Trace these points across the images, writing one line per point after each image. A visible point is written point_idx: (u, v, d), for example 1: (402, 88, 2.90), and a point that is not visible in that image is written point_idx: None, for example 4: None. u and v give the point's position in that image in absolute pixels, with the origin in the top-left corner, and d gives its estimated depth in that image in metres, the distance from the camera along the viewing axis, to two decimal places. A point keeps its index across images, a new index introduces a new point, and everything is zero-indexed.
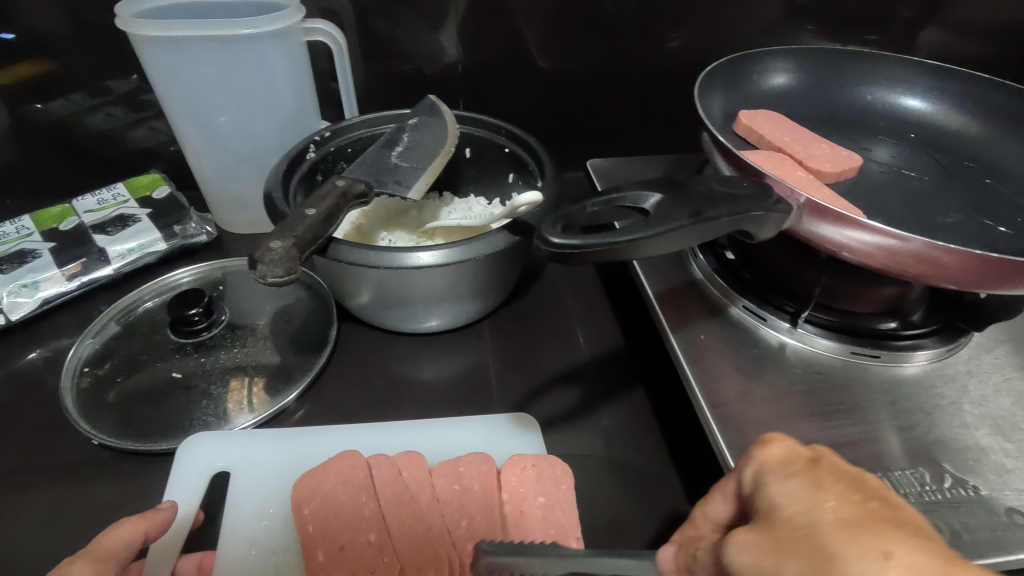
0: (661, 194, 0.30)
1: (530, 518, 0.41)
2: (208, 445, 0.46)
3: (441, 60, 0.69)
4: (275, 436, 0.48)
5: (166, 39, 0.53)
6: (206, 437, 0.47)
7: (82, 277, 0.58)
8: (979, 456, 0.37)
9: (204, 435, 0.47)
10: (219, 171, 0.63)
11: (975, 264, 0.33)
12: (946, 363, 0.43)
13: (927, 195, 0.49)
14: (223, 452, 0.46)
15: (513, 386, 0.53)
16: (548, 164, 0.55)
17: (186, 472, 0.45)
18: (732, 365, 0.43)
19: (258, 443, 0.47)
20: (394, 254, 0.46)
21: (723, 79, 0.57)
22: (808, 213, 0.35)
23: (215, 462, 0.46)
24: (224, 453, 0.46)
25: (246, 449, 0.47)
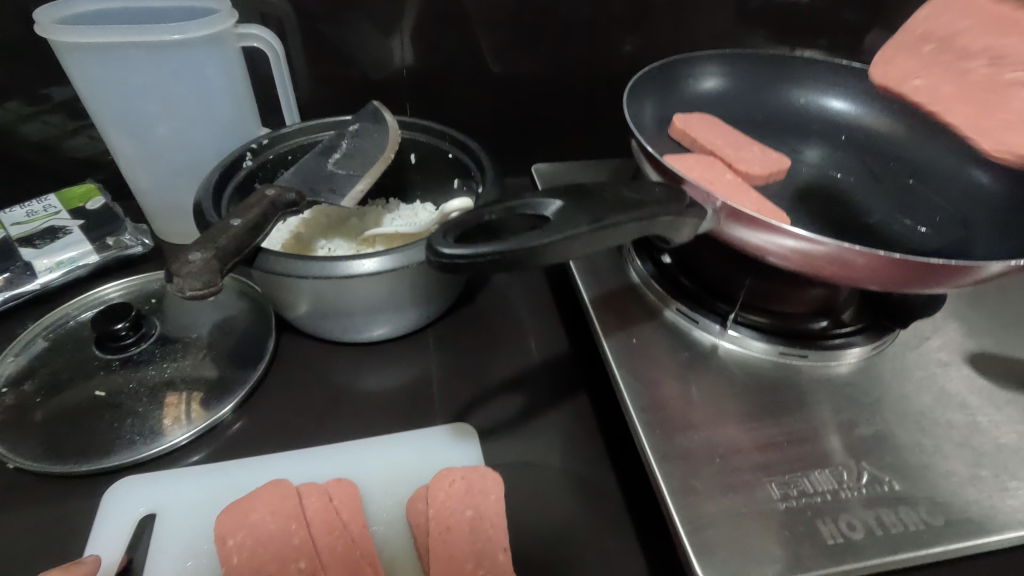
0: (560, 201, 0.30)
1: (459, 532, 0.40)
2: (135, 489, 0.44)
3: (387, 66, 0.69)
4: (202, 471, 0.46)
5: (89, 46, 0.51)
6: (133, 481, 0.45)
7: (7, 291, 0.56)
8: (898, 453, 0.38)
9: (134, 480, 0.45)
10: (154, 180, 0.61)
11: (886, 266, 0.34)
12: (872, 361, 0.44)
13: (854, 197, 0.50)
14: (150, 491, 0.44)
15: (455, 395, 0.52)
16: (488, 170, 0.54)
17: (111, 519, 0.43)
18: (664, 369, 0.43)
19: (186, 478, 0.45)
20: (323, 264, 0.45)
21: (658, 85, 0.57)
22: (725, 217, 0.36)
23: (140, 506, 0.44)
24: (149, 494, 0.44)
25: (172, 483, 0.45)
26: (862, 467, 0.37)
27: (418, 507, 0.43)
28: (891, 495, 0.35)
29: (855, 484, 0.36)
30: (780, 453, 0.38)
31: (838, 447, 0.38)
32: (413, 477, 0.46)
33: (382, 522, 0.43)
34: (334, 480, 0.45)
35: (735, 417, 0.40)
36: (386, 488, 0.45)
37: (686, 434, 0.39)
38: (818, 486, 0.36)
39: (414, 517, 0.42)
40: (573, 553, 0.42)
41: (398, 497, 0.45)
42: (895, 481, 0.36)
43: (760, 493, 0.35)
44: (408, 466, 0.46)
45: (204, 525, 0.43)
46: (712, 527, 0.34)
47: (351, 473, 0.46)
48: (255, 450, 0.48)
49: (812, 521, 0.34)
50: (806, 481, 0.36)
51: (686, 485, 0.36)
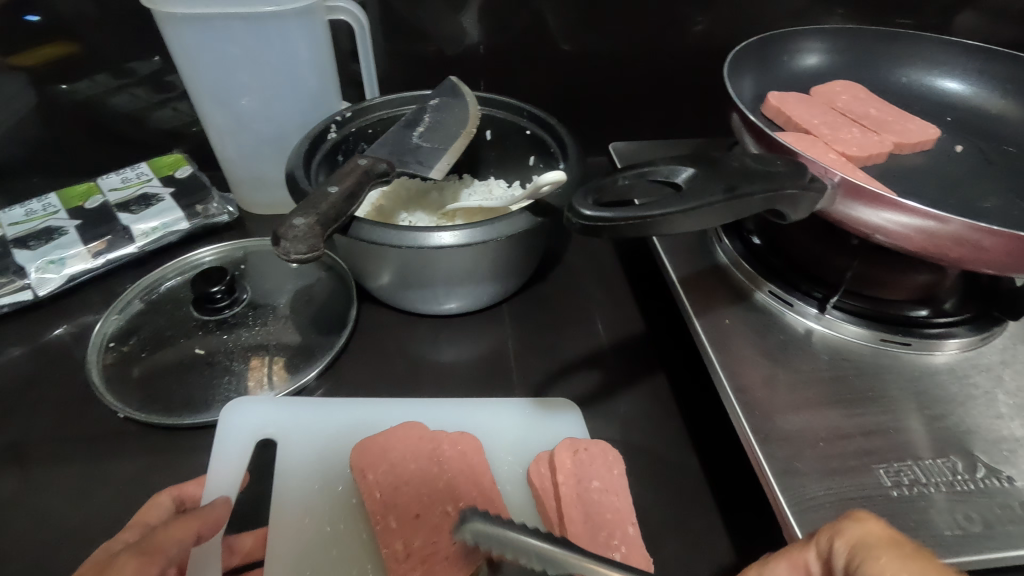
0: (693, 168, 0.29)
1: (589, 500, 0.40)
2: (251, 411, 0.47)
3: (462, 42, 0.69)
4: (314, 403, 0.48)
5: (190, 18, 0.53)
6: (247, 403, 0.47)
7: (107, 254, 0.59)
8: (1015, 447, 0.36)
9: (248, 401, 0.47)
10: (241, 151, 0.63)
11: (1018, 248, 0.32)
12: (978, 352, 0.42)
13: (964, 179, 0.47)
14: (269, 415, 0.47)
15: (534, 369, 0.53)
16: (572, 146, 0.54)
17: (232, 435, 0.45)
18: (757, 350, 0.42)
19: (298, 407, 0.48)
20: (415, 234, 0.45)
21: (757, 60, 0.56)
22: (841, 194, 0.34)
23: (257, 430, 0.46)
24: (273, 418, 0.47)
25: (294, 413, 0.48)
26: (975, 459, 0.35)
27: (542, 471, 0.43)
28: (1009, 489, 0.34)
29: (969, 476, 0.34)
30: (883, 441, 0.36)
31: (945, 437, 0.36)
32: (527, 444, 0.46)
33: (505, 480, 0.44)
34: (460, 433, 0.46)
35: (833, 403, 0.39)
36: (508, 449, 0.46)
37: (787, 417, 0.38)
38: (929, 476, 0.34)
39: (539, 482, 0.42)
40: (659, 531, 0.41)
41: (521, 459, 0.45)
42: (1012, 474, 0.34)
43: (867, 479, 0.34)
44: (516, 431, 0.47)
45: (315, 469, 0.45)
46: (820, 510, 0.33)
47: (472, 428, 0.47)
48: None
49: (924, 511, 0.33)
50: (917, 469, 0.35)
51: (788, 467, 0.35)
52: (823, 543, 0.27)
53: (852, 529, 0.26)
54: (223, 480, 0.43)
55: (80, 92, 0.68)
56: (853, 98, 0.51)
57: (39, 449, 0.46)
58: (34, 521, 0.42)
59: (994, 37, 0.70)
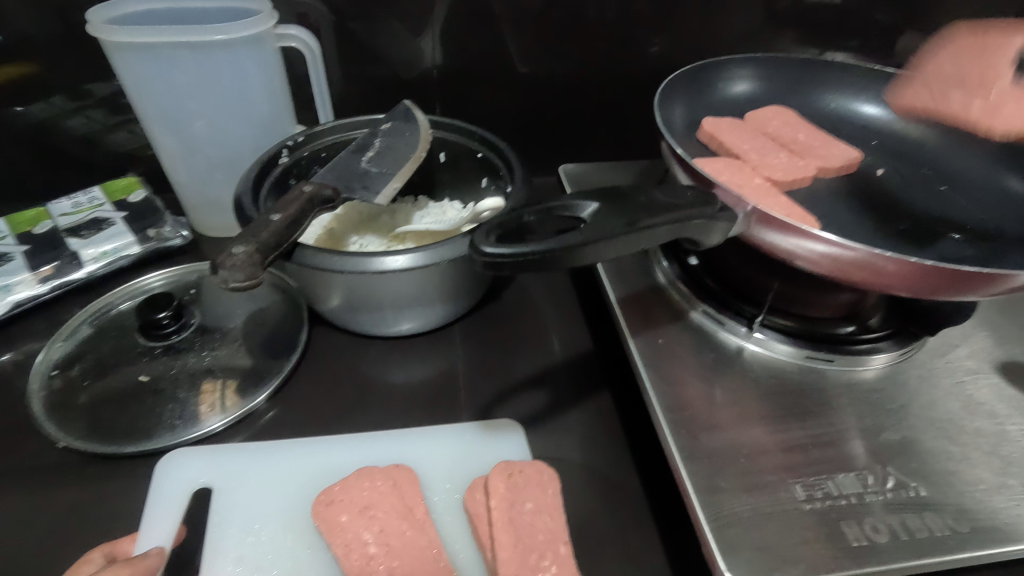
0: (597, 204, 0.31)
1: (521, 522, 0.40)
2: (188, 462, 0.46)
3: (418, 65, 0.70)
4: (259, 450, 0.48)
5: (139, 45, 0.54)
6: (184, 454, 0.47)
7: (55, 280, 0.58)
8: (925, 459, 0.38)
9: (186, 453, 0.47)
10: (194, 175, 0.64)
11: (916, 272, 0.34)
12: (899, 367, 0.44)
13: (885, 202, 0.49)
14: (206, 465, 0.46)
15: (482, 390, 0.53)
16: (519, 170, 0.55)
17: (166, 491, 0.44)
18: (691, 369, 0.43)
19: (226, 455, 0.47)
20: (358, 260, 0.46)
21: (688, 89, 0.59)
22: (754, 222, 0.36)
23: (194, 479, 0.45)
24: (210, 467, 0.46)
25: (231, 462, 0.47)
26: (888, 472, 0.37)
27: (477, 498, 0.43)
28: (917, 500, 0.35)
29: (880, 488, 0.36)
30: (804, 457, 0.38)
31: (861, 450, 0.38)
32: (464, 470, 0.46)
33: (440, 509, 0.44)
34: (393, 465, 0.46)
35: (760, 419, 0.40)
36: (445, 476, 0.46)
37: (711, 434, 0.39)
38: (843, 489, 0.36)
39: (473, 507, 0.43)
40: (597, 548, 0.42)
41: (459, 486, 0.46)
42: (921, 486, 0.36)
43: (783, 494, 0.35)
44: (454, 456, 0.47)
45: (257, 501, 0.45)
46: (736, 526, 0.34)
47: (411, 461, 0.47)
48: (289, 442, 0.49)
49: (837, 523, 0.34)
50: (832, 483, 0.36)
51: (710, 484, 0.36)
52: None
53: None
54: (158, 532, 0.43)
55: (34, 115, 0.67)
56: (784, 123, 0.53)
57: None
58: None
59: None
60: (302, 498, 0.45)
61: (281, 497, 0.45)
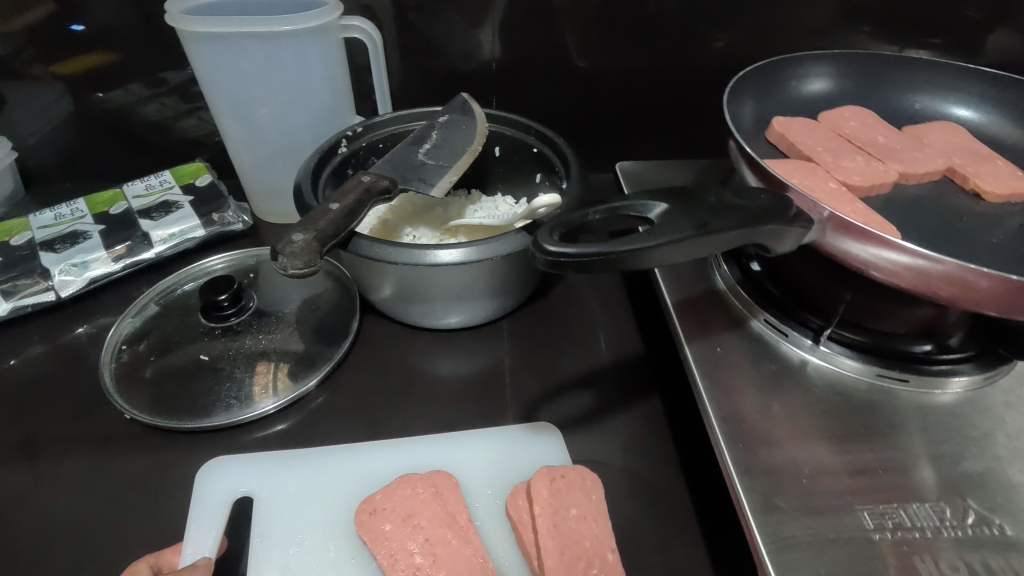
0: (665, 204, 0.29)
1: (566, 529, 0.39)
2: (231, 470, 0.46)
3: (477, 58, 0.70)
4: (299, 457, 0.47)
5: (212, 35, 0.56)
6: (224, 463, 0.46)
7: (127, 259, 0.61)
8: (1011, 494, 0.35)
9: (224, 461, 0.47)
10: (257, 162, 0.66)
11: (1011, 291, 0.31)
12: (982, 392, 0.40)
13: (973, 211, 0.46)
14: (244, 473, 0.46)
15: (528, 388, 0.53)
16: (575, 166, 0.54)
17: (208, 495, 0.44)
18: (750, 380, 0.41)
19: (267, 465, 0.47)
20: (411, 251, 0.46)
21: (760, 85, 0.56)
22: (830, 228, 0.34)
23: (234, 489, 0.45)
24: (244, 477, 0.46)
25: (270, 470, 0.47)
26: (967, 505, 0.34)
27: (520, 503, 0.42)
28: (1000, 538, 0.33)
29: (958, 522, 0.33)
30: (872, 482, 0.35)
31: (936, 479, 0.35)
32: (504, 476, 0.46)
33: (482, 517, 0.43)
34: (433, 471, 0.45)
35: (823, 438, 0.38)
36: (486, 482, 0.45)
37: (770, 450, 0.37)
38: (916, 521, 0.33)
39: (516, 514, 0.42)
40: (641, 558, 0.41)
41: (499, 492, 0.45)
42: (1005, 524, 0.33)
43: (848, 520, 0.33)
44: (495, 461, 0.46)
45: (303, 491, 0.45)
46: (797, 550, 0.32)
47: (450, 467, 0.46)
48: (337, 429, 0.50)
49: (907, 557, 0.32)
50: (903, 514, 0.34)
51: (768, 503, 0.34)
52: None
53: None
54: (203, 541, 0.42)
55: (114, 101, 0.71)
56: (861, 124, 0.50)
57: (50, 446, 0.48)
58: (41, 518, 0.44)
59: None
60: (346, 500, 0.45)
61: (327, 486, 0.45)
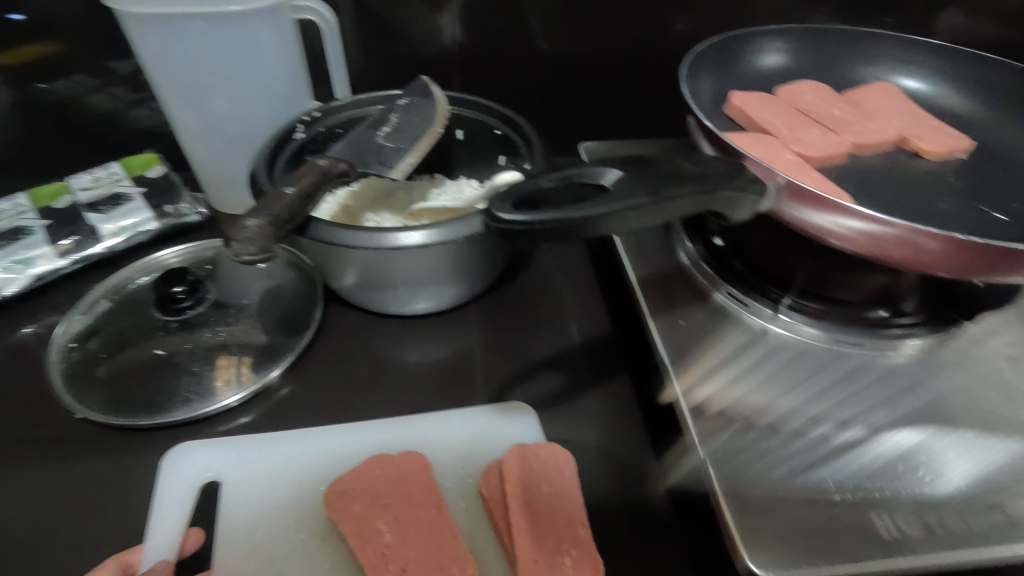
0: (620, 170, 0.29)
1: (538, 506, 0.39)
2: (194, 455, 0.45)
3: (438, 41, 0.68)
4: (266, 441, 0.46)
5: (156, 18, 0.53)
6: (197, 445, 0.46)
7: (74, 254, 0.59)
8: (962, 450, 0.36)
9: (187, 448, 0.45)
10: (211, 152, 0.63)
11: (961, 250, 0.32)
12: (934, 355, 0.42)
13: (926, 180, 0.47)
14: (214, 457, 0.45)
15: (497, 371, 0.52)
16: (537, 146, 0.53)
17: (175, 488, 0.43)
18: (713, 352, 0.42)
19: (233, 455, 0.45)
20: (372, 235, 0.45)
21: (718, 60, 0.57)
22: (786, 196, 0.34)
23: (203, 472, 0.44)
24: (215, 462, 0.45)
25: (241, 454, 0.46)
26: (922, 462, 0.35)
27: (492, 482, 0.42)
28: (953, 493, 0.34)
29: (914, 479, 0.34)
30: (831, 445, 0.36)
31: (890, 439, 0.36)
32: (474, 457, 0.45)
33: (451, 495, 0.43)
34: (405, 452, 0.45)
35: (785, 405, 0.38)
36: (456, 462, 0.45)
37: (734, 419, 0.37)
38: (874, 479, 0.34)
39: (488, 492, 0.42)
40: (612, 532, 0.41)
41: (471, 471, 0.45)
42: (957, 479, 0.34)
43: (810, 483, 0.34)
44: (464, 443, 0.46)
45: (270, 488, 0.44)
46: (761, 514, 0.32)
47: (421, 445, 0.46)
48: (302, 421, 0.49)
49: (866, 514, 0.32)
50: (862, 473, 0.34)
51: (733, 470, 0.35)
52: None
53: None
54: (164, 535, 0.41)
55: (55, 92, 0.67)
56: (818, 98, 0.51)
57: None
58: None
59: (972, 37, 0.69)
60: (314, 485, 0.44)
61: (294, 480, 0.44)
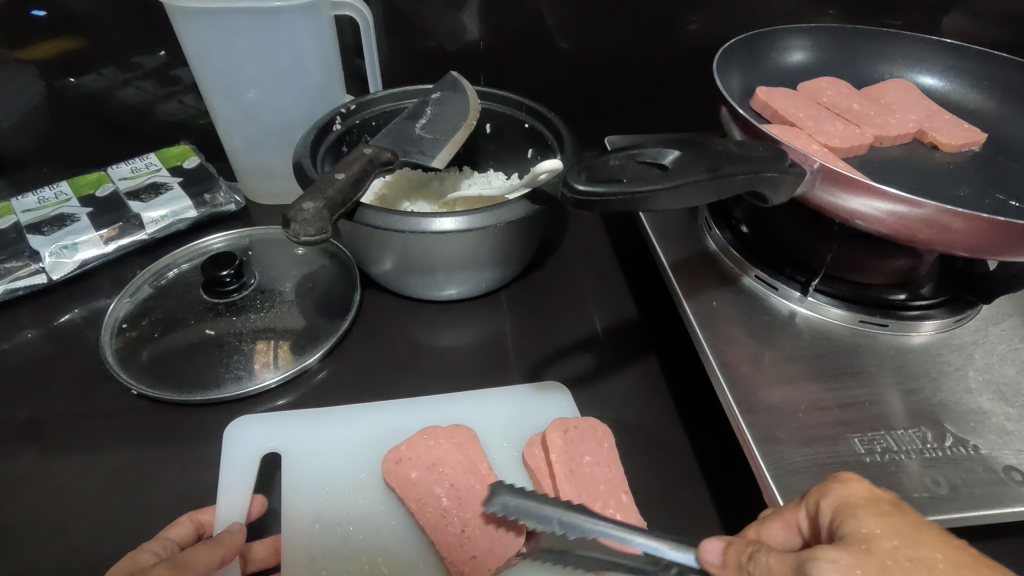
0: (679, 150, 0.31)
1: (581, 474, 0.41)
2: (252, 428, 0.47)
3: (463, 38, 0.71)
4: (316, 416, 0.48)
5: (201, 12, 0.55)
6: (251, 421, 0.47)
7: (118, 240, 0.61)
8: (982, 419, 0.38)
9: (248, 421, 0.47)
10: (247, 142, 0.65)
11: (983, 229, 0.34)
12: (952, 333, 0.44)
13: (940, 169, 0.49)
14: (269, 430, 0.47)
15: (530, 352, 0.54)
16: (569, 138, 0.56)
17: (235, 458, 0.45)
18: (744, 330, 0.44)
19: (287, 426, 0.47)
20: (417, 219, 0.47)
21: (742, 56, 0.59)
22: (820, 179, 0.37)
23: (261, 445, 0.46)
24: (270, 435, 0.47)
25: (294, 428, 0.47)
26: (945, 429, 0.37)
27: (536, 452, 0.44)
28: (975, 456, 0.36)
29: (938, 444, 0.36)
30: (859, 413, 0.38)
31: (916, 409, 0.39)
32: (517, 430, 0.47)
33: (501, 466, 0.45)
34: (453, 425, 0.47)
35: (814, 378, 0.41)
36: (501, 435, 0.47)
37: (769, 391, 0.40)
38: (902, 444, 0.36)
39: (533, 462, 0.44)
40: (648, 500, 0.43)
41: (514, 444, 0.46)
42: (979, 444, 0.37)
43: (842, 447, 0.36)
44: (508, 418, 0.48)
45: (323, 460, 0.46)
46: (797, 474, 0.35)
47: (467, 421, 0.48)
48: (346, 397, 0.51)
49: (895, 475, 0.35)
50: (890, 438, 0.37)
51: (769, 436, 0.37)
52: (812, 503, 0.28)
53: (838, 489, 0.28)
54: (234, 499, 0.43)
55: (88, 85, 0.69)
56: (838, 93, 0.53)
57: (57, 425, 0.48)
58: (51, 495, 0.44)
59: (976, 38, 0.72)
60: (366, 457, 0.46)
61: (344, 451, 0.46)
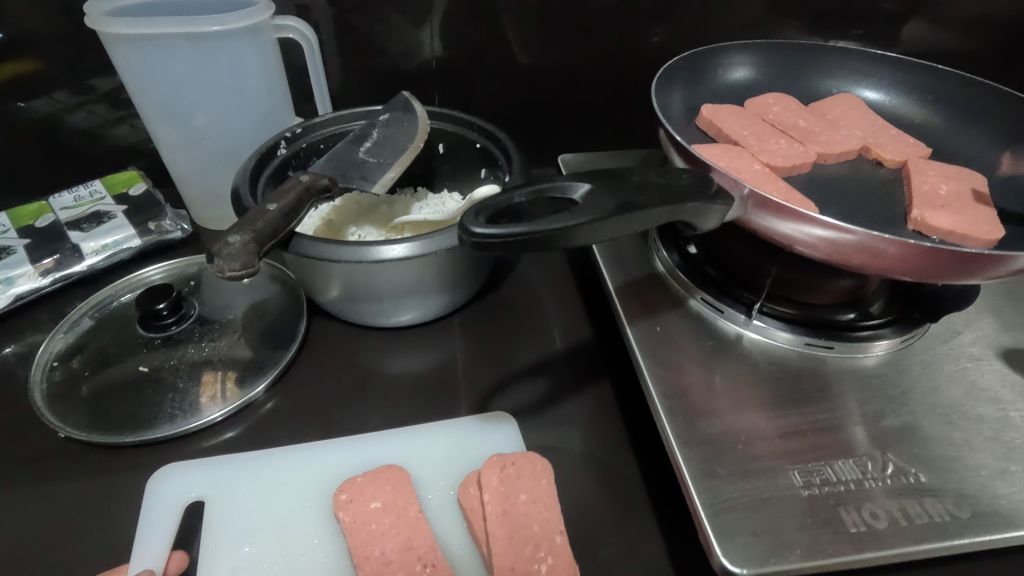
0: (588, 184, 0.31)
1: (515, 514, 0.40)
2: (181, 473, 0.46)
3: (419, 56, 0.70)
4: (254, 456, 0.47)
5: (137, 38, 0.54)
6: (180, 465, 0.46)
7: (56, 272, 0.59)
8: (926, 445, 0.37)
9: (174, 468, 0.46)
10: (194, 167, 0.64)
11: (914, 253, 0.34)
12: (901, 354, 0.43)
13: (887, 187, 0.49)
14: (197, 475, 0.46)
15: (480, 379, 0.53)
16: (516, 159, 0.54)
17: (160, 506, 0.43)
18: (689, 357, 0.43)
19: (221, 468, 0.46)
20: (355, 248, 0.46)
21: (686, 75, 0.59)
22: (752, 205, 0.36)
23: (187, 493, 0.45)
24: (201, 478, 0.45)
25: (226, 469, 0.46)
26: (888, 458, 0.36)
27: (471, 492, 0.43)
28: (916, 486, 0.35)
29: (879, 474, 0.36)
30: (802, 443, 0.37)
31: (859, 436, 0.38)
32: (456, 466, 0.46)
33: (434, 507, 0.44)
34: (385, 465, 0.45)
35: (759, 406, 0.40)
36: (439, 472, 0.46)
37: (709, 421, 0.39)
38: (842, 476, 0.35)
39: (467, 502, 0.42)
40: (595, 533, 0.42)
41: (452, 483, 0.45)
42: (921, 472, 0.36)
43: (781, 480, 0.35)
44: (447, 453, 0.47)
45: (258, 506, 0.44)
46: (734, 511, 0.34)
47: (404, 459, 0.47)
48: (287, 432, 0.49)
49: (835, 508, 0.34)
50: (830, 470, 0.36)
51: (708, 471, 0.36)
52: None
53: None
54: (151, 553, 0.41)
55: (36, 110, 0.67)
56: (784, 110, 0.53)
57: None
58: None
59: (932, 48, 0.72)
60: (301, 496, 0.45)
61: (282, 492, 0.45)
